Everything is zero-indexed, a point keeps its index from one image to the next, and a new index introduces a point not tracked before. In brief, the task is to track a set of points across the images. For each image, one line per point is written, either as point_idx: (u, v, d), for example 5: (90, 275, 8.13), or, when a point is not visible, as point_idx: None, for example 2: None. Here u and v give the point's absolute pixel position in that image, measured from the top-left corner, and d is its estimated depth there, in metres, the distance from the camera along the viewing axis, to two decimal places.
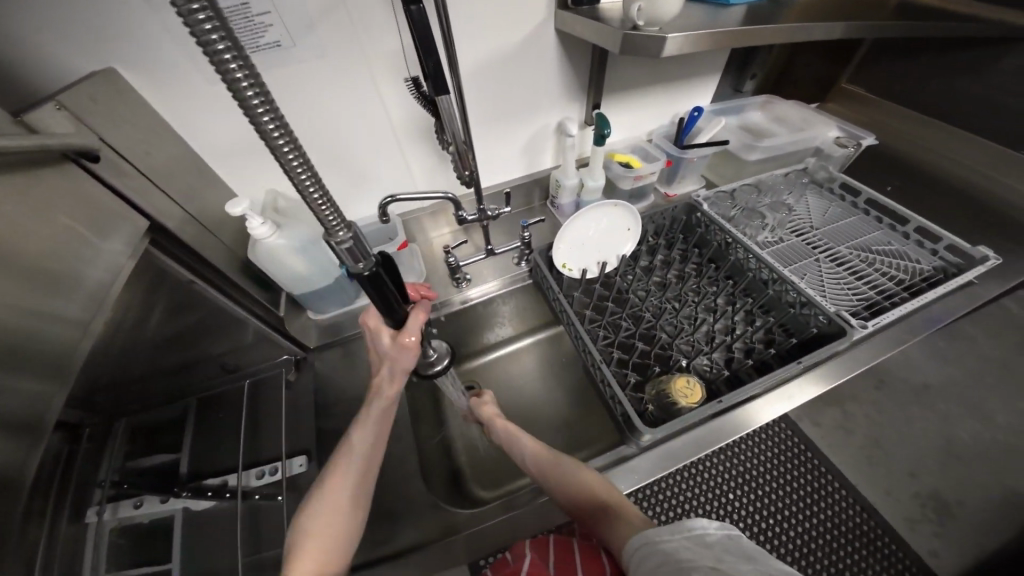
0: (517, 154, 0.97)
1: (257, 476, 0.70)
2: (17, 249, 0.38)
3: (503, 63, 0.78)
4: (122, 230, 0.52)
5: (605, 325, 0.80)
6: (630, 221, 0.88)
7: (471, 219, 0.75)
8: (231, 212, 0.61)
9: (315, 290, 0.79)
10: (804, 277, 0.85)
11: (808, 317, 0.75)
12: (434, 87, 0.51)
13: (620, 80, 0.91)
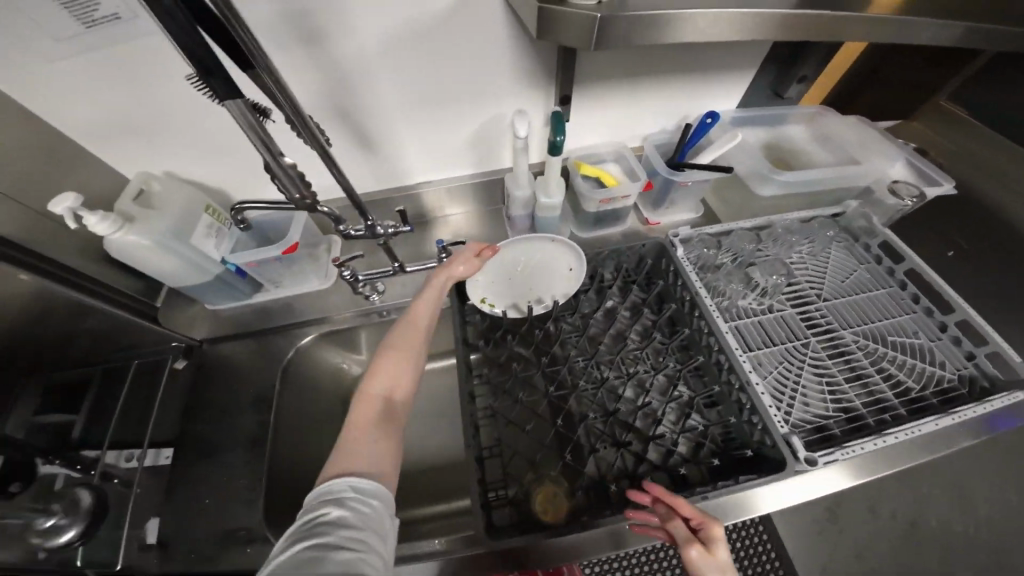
0: (463, 152, 0.79)
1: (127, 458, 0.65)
2: None
3: (426, 44, 0.60)
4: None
5: (511, 387, 0.68)
6: (572, 261, 0.76)
7: (356, 235, 0.61)
8: (52, 210, 0.51)
9: (195, 285, 0.70)
10: (774, 369, 0.65)
11: (751, 427, 0.60)
12: (217, 90, 0.36)
13: (598, 68, 0.68)
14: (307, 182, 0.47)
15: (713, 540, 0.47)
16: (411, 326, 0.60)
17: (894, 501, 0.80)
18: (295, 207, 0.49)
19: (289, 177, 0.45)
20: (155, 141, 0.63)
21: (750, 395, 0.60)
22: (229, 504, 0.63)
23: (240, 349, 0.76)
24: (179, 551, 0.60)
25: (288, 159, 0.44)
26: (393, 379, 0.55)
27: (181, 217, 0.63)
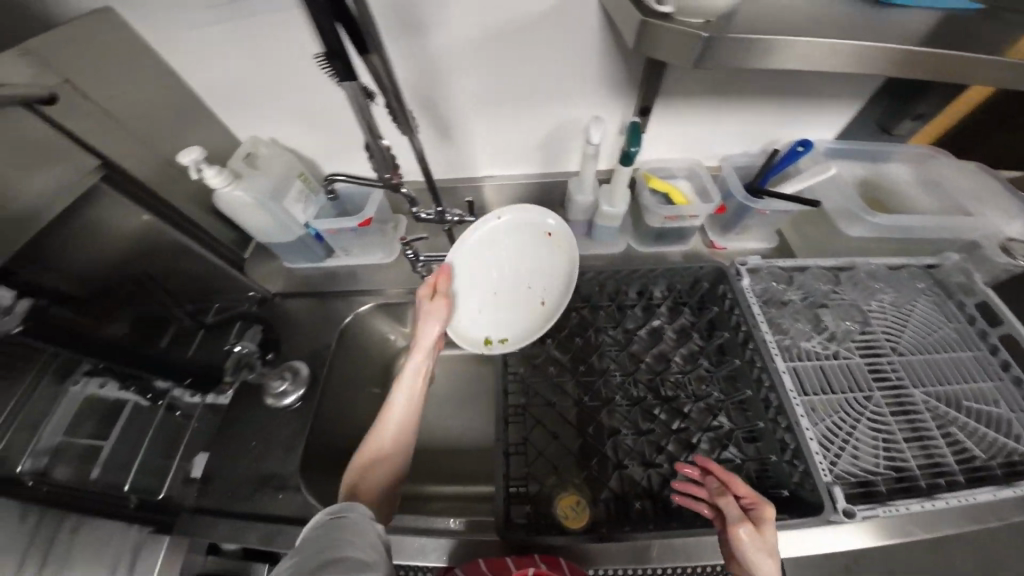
0: (533, 152, 0.80)
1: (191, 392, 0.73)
2: None
3: (518, 42, 0.62)
4: (62, 165, 0.50)
5: (544, 388, 0.69)
6: (555, 228, 0.69)
7: (425, 218, 0.64)
8: (179, 160, 0.57)
9: (276, 244, 0.77)
10: (826, 417, 0.61)
11: (792, 469, 0.57)
12: (337, 70, 0.40)
13: (687, 82, 0.66)
14: (395, 162, 0.50)
15: (764, 519, 0.49)
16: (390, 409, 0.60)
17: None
18: (381, 184, 0.52)
19: (382, 157, 0.49)
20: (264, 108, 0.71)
21: (797, 436, 0.58)
22: (273, 444, 0.70)
23: (301, 306, 0.83)
24: (224, 477, 0.68)
25: (385, 140, 0.47)
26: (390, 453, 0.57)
27: (278, 182, 0.70)
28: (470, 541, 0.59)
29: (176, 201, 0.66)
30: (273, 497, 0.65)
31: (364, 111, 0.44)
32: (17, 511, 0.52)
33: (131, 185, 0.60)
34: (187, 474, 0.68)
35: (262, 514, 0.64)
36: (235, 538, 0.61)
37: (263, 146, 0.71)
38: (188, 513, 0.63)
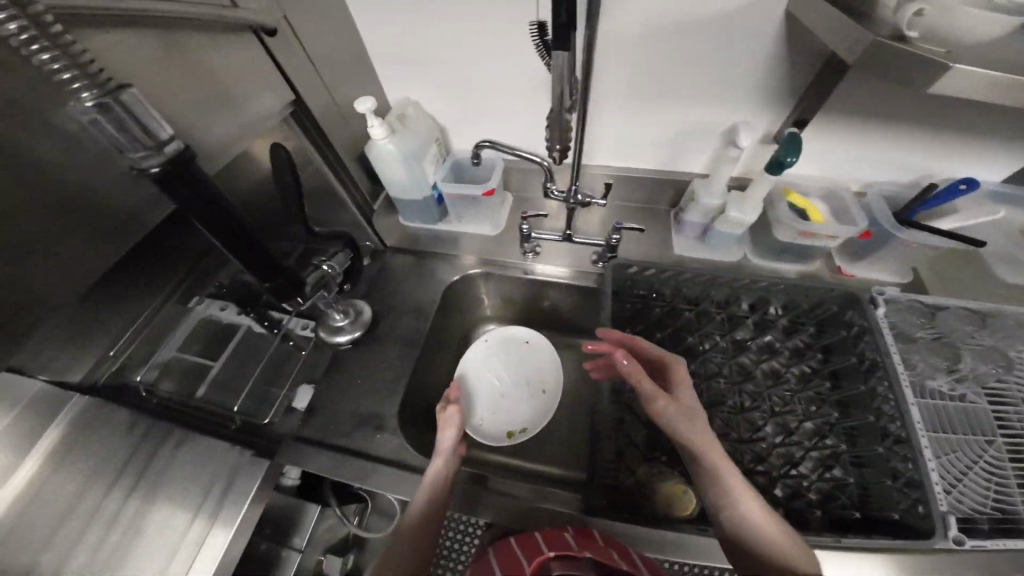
0: (656, 148, 0.77)
1: (302, 327, 0.84)
2: (158, 86, 0.43)
3: (695, 33, 0.60)
4: (260, 101, 0.56)
5: (639, 382, 0.66)
6: (525, 333, 0.87)
7: (556, 195, 0.65)
8: (357, 109, 0.65)
9: (405, 199, 0.83)
10: (942, 454, 0.56)
11: (904, 499, 0.52)
12: (553, 40, 0.42)
13: (861, 99, 0.62)
14: (571, 130, 0.51)
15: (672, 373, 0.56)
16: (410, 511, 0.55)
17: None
18: (548, 154, 0.54)
19: (559, 126, 0.50)
20: (427, 70, 0.76)
21: (919, 468, 0.51)
22: (371, 388, 0.74)
23: (410, 262, 0.89)
24: (326, 409, 0.73)
25: (567, 112, 0.49)
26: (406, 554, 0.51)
27: (422, 142, 0.76)
28: (536, 510, 0.58)
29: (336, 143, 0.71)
30: (370, 436, 0.69)
31: (563, 78, 0.45)
32: (127, 423, 0.68)
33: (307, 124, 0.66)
34: (291, 404, 0.74)
35: (356, 452, 0.68)
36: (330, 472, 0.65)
37: (414, 109, 0.78)
38: (291, 442, 0.69)
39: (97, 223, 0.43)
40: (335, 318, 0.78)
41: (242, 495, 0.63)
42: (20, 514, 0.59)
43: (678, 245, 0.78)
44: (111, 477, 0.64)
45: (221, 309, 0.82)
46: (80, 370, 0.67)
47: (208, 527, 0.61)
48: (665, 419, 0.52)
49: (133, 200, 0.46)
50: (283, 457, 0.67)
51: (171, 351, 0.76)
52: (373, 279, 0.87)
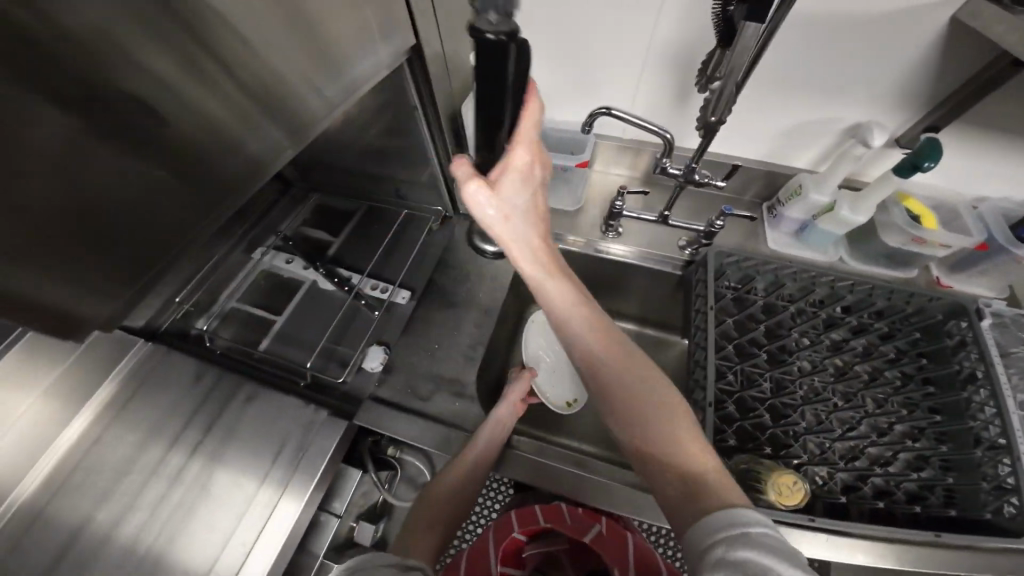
0: (767, 139, 0.73)
1: (372, 287, 0.81)
2: (326, 20, 0.42)
3: (847, 28, 0.56)
4: (397, 41, 0.53)
5: (733, 372, 0.64)
6: None
7: (672, 172, 0.63)
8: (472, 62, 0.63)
9: None
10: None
11: (992, 501, 0.50)
12: (746, 11, 0.38)
13: (1008, 111, 0.58)
14: (733, 105, 0.49)
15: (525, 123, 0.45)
16: (455, 468, 0.60)
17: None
18: (699, 126, 0.53)
19: (724, 98, 0.48)
20: (539, 30, 0.71)
21: (1018, 473, 0.50)
22: (450, 357, 0.75)
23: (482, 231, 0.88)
24: (405, 372, 0.73)
25: (739, 77, 0.46)
26: (449, 504, 0.57)
27: None
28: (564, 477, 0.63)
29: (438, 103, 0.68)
30: (449, 402, 0.70)
31: (744, 52, 0.42)
32: (192, 375, 0.65)
33: (419, 77, 0.62)
34: (361, 365, 0.72)
35: (436, 417, 0.69)
36: (410, 435, 0.66)
37: None
38: (369, 402, 0.68)
39: (205, 185, 0.39)
40: (401, 296, 0.79)
41: (326, 450, 0.61)
42: (85, 454, 0.57)
43: (770, 239, 0.77)
44: (180, 422, 0.61)
45: (284, 262, 0.83)
46: (141, 316, 0.68)
47: (279, 492, 0.58)
48: (502, 206, 0.51)
49: (230, 168, 0.41)
50: (361, 416, 0.67)
51: (232, 300, 0.77)
52: (447, 243, 0.87)
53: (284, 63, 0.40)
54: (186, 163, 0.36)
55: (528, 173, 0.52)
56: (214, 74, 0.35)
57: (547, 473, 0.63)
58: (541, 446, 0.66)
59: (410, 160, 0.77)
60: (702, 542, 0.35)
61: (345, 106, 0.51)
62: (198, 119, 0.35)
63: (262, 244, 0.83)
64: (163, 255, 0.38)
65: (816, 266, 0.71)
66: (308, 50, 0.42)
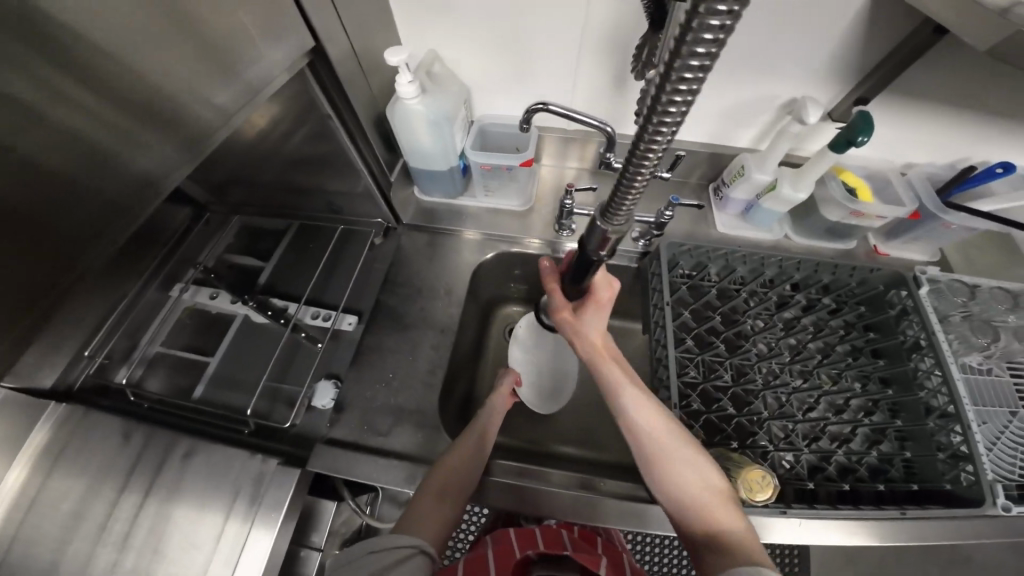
0: (708, 121, 0.72)
1: (313, 315, 0.73)
2: (195, 9, 0.35)
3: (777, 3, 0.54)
4: (293, 36, 0.45)
5: (696, 364, 0.63)
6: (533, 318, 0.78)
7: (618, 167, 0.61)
8: (388, 59, 0.56)
9: (429, 170, 0.74)
10: (981, 424, 0.56)
11: (949, 470, 0.52)
12: None
13: (930, 79, 0.59)
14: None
15: (591, 274, 0.52)
16: (442, 470, 0.55)
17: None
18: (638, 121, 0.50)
19: None
20: (462, 17, 0.65)
21: (968, 441, 0.52)
22: (408, 383, 0.69)
23: (430, 240, 0.82)
24: (359, 404, 0.67)
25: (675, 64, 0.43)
26: (451, 499, 0.53)
27: (451, 103, 0.67)
28: (539, 496, 0.60)
29: (359, 109, 0.61)
30: (412, 433, 0.65)
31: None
32: (121, 432, 0.55)
33: (329, 81, 0.55)
34: (311, 404, 0.65)
35: (399, 454, 0.63)
36: (373, 478, 0.60)
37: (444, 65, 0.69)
38: (322, 446, 0.61)
39: (90, 207, 0.34)
40: (346, 322, 0.72)
41: (278, 504, 0.53)
42: (21, 524, 0.49)
43: (719, 223, 0.76)
44: (119, 482, 0.53)
45: (209, 297, 0.72)
46: (51, 375, 0.54)
47: (248, 527, 0.52)
48: (569, 328, 0.58)
49: (141, 167, 0.37)
50: (314, 462, 0.60)
51: (156, 345, 0.66)
52: (393, 258, 0.80)
53: (138, 50, 0.32)
54: (58, 188, 0.32)
55: (598, 300, 0.57)
56: (55, 78, 0.28)
57: (526, 497, 0.60)
58: (514, 465, 0.63)
59: (334, 172, 0.69)
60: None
61: (247, 112, 0.43)
62: (54, 132, 0.30)
63: (180, 279, 0.71)
64: (61, 278, 0.35)
65: (760, 250, 0.71)
66: (167, 32, 0.33)
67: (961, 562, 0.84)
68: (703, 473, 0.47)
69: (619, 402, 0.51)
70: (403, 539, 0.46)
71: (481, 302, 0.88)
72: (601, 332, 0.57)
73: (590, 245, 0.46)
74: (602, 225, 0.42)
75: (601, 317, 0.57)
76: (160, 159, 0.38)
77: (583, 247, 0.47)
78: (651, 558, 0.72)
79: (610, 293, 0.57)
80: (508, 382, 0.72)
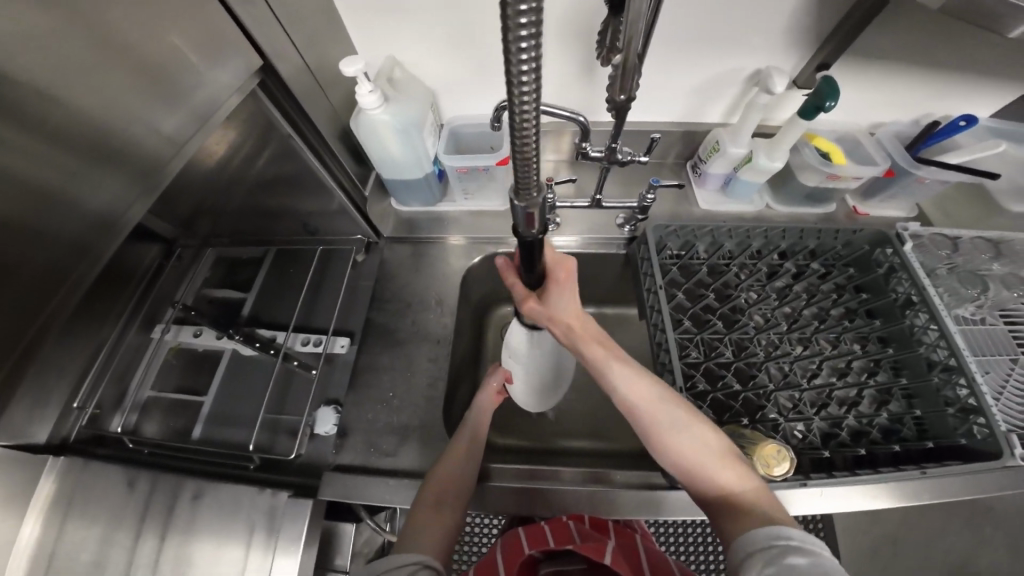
0: (680, 99, 0.71)
1: (303, 342, 0.70)
2: (124, 38, 0.32)
3: None
4: (237, 57, 0.43)
5: (696, 343, 0.63)
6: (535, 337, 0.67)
7: (595, 156, 0.60)
8: (343, 71, 0.54)
9: (402, 180, 0.73)
10: (985, 375, 0.57)
11: (962, 424, 0.54)
12: None
13: (891, 36, 0.59)
14: (640, 80, 0.46)
15: (539, 258, 0.46)
16: (442, 476, 0.54)
17: (941, 531, 0.87)
18: (609, 108, 0.49)
19: (626, 74, 0.45)
20: (416, 19, 0.63)
21: (975, 392, 0.53)
22: (408, 399, 0.68)
23: (415, 251, 0.81)
24: (361, 427, 0.65)
25: (638, 47, 0.42)
26: (452, 505, 0.52)
27: (416, 109, 0.65)
28: (552, 496, 0.60)
29: (320, 126, 0.60)
30: (419, 449, 0.64)
31: (636, 18, 0.38)
32: (124, 481, 0.54)
33: (285, 100, 0.53)
34: (313, 431, 0.64)
35: (408, 472, 0.62)
36: (387, 499, 0.59)
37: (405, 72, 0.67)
38: (331, 473, 0.60)
39: (44, 252, 0.32)
40: (339, 344, 0.71)
41: (297, 535, 0.52)
42: None
43: (700, 200, 0.76)
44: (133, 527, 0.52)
45: (193, 335, 0.67)
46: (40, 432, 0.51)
47: (271, 557, 0.51)
48: (540, 316, 0.53)
49: (93, 205, 0.34)
50: (326, 489, 0.58)
51: (146, 390, 0.62)
52: (377, 274, 0.78)
53: (59, 79, 0.29)
54: (6, 231, 0.30)
55: (558, 281, 0.52)
56: None
57: (541, 496, 0.60)
58: (528, 468, 0.62)
59: (305, 194, 0.67)
60: (740, 555, 0.39)
61: (201, 139, 0.41)
62: None
63: (160, 319, 0.64)
64: (25, 335, 0.33)
65: (745, 223, 0.71)
66: (92, 54, 0.31)
67: (982, 510, 0.88)
68: (702, 439, 0.47)
69: (609, 381, 0.52)
70: (407, 556, 0.45)
71: (474, 306, 0.86)
72: (574, 311, 0.53)
73: (518, 227, 0.37)
74: (520, 206, 0.34)
75: (568, 296, 0.52)
76: (112, 193, 0.35)
77: (515, 230, 0.39)
78: (676, 540, 0.73)
79: (566, 270, 0.52)
80: (497, 379, 0.69)
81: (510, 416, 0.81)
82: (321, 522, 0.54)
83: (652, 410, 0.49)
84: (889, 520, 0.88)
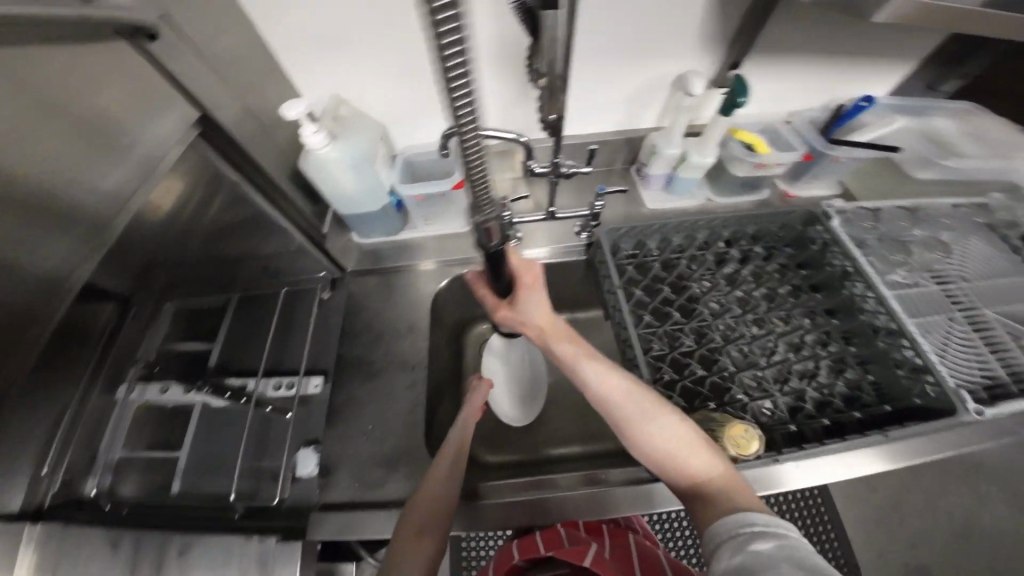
0: (614, 108, 0.76)
1: (274, 386, 0.69)
2: (54, 106, 0.34)
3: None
4: (174, 112, 0.45)
5: (659, 336, 0.66)
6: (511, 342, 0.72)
7: (540, 171, 0.64)
8: (285, 114, 0.56)
9: (359, 211, 0.74)
10: (928, 335, 0.61)
11: (915, 385, 0.57)
12: None
13: (785, 37, 0.66)
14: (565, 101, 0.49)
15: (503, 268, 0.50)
16: (422, 501, 0.54)
17: (925, 486, 0.91)
18: (542, 125, 0.53)
19: (548, 92, 0.48)
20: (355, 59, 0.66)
21: (918, 353, 0.57)
22: (388, 428, 0.67)
23: (382, 279, 0.81)
24: (343, 463, 0.64)
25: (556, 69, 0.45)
26: (433, 532, 0.51)
27: (363, 143, 0.67)
28: (543, 505, 0.60)
29: (270, 168, 0.61)
30: (405, 477, 0.63)
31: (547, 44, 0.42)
32: None
33: (230, 147, 0.54)
34: (295, 474, 0.62)
35: (397, 502, 0.61)
36: (381, 531, 0.58)
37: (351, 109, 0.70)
38: (318, 513, 0.58)
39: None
40: (312, 383, 0.69)
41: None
42: None
43: (646, 199, 0.81)
44: None
45: (160, 392, 0.63)
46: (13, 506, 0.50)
47: None
48: (513, 322, 0.57)
49: (38, 268, 0.35)
50: (316, 530, 0.56)
51: (117, 450, 0.59)
52: (346, 307, 0.78)
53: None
54: None
55: (524, 288, 0.55)
56: None
57: (532, 506, 0.60)
58: (519, 481, 0.62)
59: (265, 235, 0.68)
60: (711, 544, 0.41)
61: (145, 192, 0.42)
62: None
63: (123, 378, 0.60)
64: None
65: (690, 217, 0.75)
66: (25, 125, 0.32)
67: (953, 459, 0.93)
68: (675, 430, 0.48)
69: (584, 377, 0.53)
70: None
71: (448, 327, 0.87)
72: (545, 315, 0.56)
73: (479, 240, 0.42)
74: (477, 220, 0.39)
75: (538, 302, 0.56)
76: (56, 255, 0.36)
77: (478, 244, 0.44)
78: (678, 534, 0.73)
79: (533, 276, 0.55)
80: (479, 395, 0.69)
81: (497, 433, 0.81)
82: (312, 565, 0.54)
83: (626, 407, 0.50)
84: (876, 482, 0.91)
